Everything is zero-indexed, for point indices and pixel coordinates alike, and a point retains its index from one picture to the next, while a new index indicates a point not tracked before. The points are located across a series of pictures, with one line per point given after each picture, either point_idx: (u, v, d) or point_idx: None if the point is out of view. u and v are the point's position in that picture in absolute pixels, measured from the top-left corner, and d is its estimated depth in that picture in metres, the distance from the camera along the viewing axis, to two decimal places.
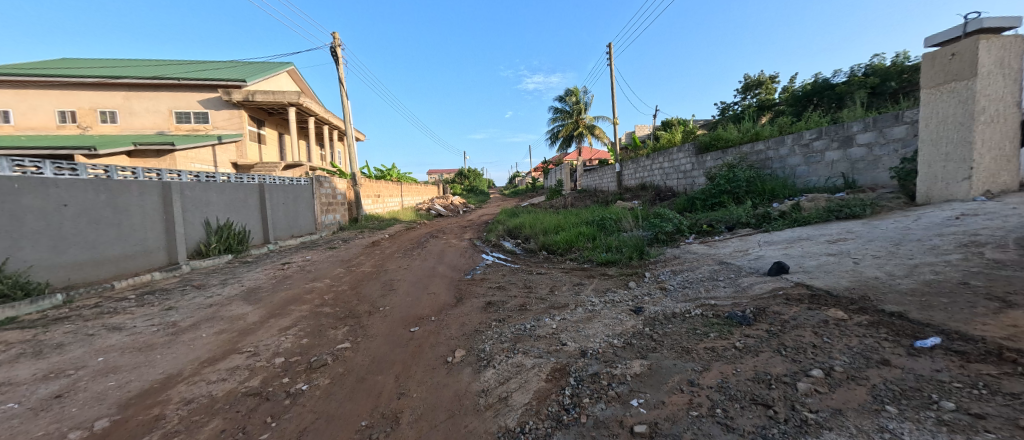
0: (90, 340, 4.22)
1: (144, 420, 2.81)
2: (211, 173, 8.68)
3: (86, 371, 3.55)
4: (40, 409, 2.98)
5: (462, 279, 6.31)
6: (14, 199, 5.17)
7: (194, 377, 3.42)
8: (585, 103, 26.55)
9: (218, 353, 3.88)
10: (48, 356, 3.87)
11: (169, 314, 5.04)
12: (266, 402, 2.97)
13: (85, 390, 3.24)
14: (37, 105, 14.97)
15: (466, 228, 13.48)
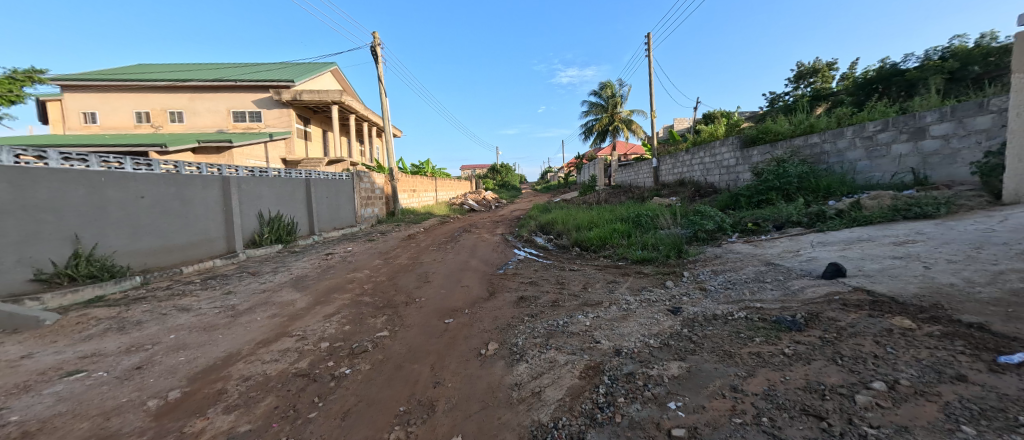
0: (163, 319, 4.58)
1: (210, 392, 3.02)
2: (264, 168, 9.17)
3: (160, 347, 3.86)
4: (124, 378, 3.27)
5: (495, 274, 6.34)
6: (102, 191, 5.68)
7: (251, 356, 3.63)
8: (621, 96, 25.88)
9: (271, 336, 4.10)
10: (129, 332, 4.24)
11: (228, 298, 5.40)
12: (314, 383, 3.11)
13: (161, 363, 3.53)
14: (118, 106, 16.35)
15: (499, 223, 13.53)
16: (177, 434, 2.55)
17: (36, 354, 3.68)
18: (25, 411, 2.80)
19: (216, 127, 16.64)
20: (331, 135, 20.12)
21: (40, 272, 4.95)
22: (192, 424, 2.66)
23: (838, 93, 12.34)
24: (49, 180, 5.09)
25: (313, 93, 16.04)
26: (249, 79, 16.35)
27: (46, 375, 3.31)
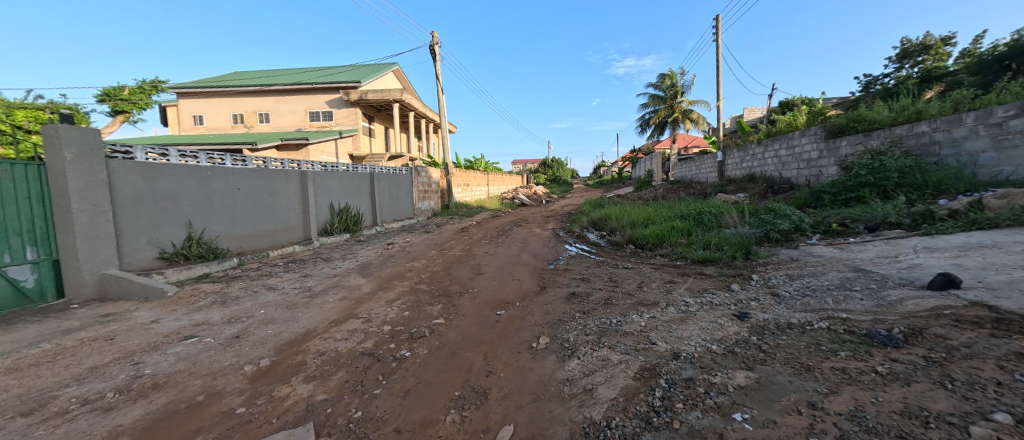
0: (254, 296, 5.08)
1: (292, 363, 3.29)
2: (335, 163, 9.80)
3: (254, 320, 4.29)
4: (226, 345, 3.68)
5: (546, 269, 6.28)
6: (209, 183, 6.39)
7: (326, 333, 3.91)
8: (683, 86, 24.42)
9: (341, 316, 4.38)
10: (230, 305, 4.75)
11: (305, 280, 5.86)
12: (378, 363, 3.26)
13: (254, 334, 3.91)
14: (219, 110, 18.30)
15: (550, 218, 13.43)
16: (265, 397, 2.79)
17: (161, 320, 4.27)
18: (154, 366, 3.26)
19: (297, 126, 18.09)
20: (392, 132, 21.06)
21: (163, 252, 5.68)
22: (277, 389, 2.90)
23: (956, 73, 10.71)
24: (171, 173, 5.82)
25: (378, 93, 16.87)
26: (324, 82, 17.60)
27: (168, 338, 3.82)
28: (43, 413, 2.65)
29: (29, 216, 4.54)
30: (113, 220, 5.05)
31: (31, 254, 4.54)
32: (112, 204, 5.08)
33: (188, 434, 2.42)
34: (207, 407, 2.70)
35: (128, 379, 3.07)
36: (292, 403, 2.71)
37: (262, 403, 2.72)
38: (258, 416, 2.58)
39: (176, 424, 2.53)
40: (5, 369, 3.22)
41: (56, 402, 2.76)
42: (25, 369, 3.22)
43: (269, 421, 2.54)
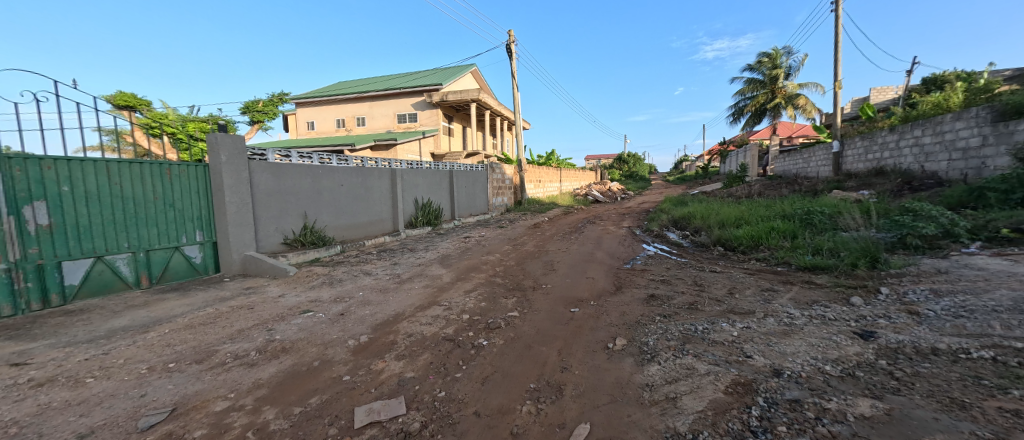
0: (353, 279, 5.61)
1: (386, 341, 3.56)
2: (419, 161, 10.40)
3: (354, 300, 4.74)
4: (334, 320, 4.11)
5: (623, 268, 6.00)
6: (320, 180, 7.18)
7: (413, 317, 4.16)
8: (788, 66, 21.76)
9: (425, 302, 4.64)
10: (336, 286, 5.31)
11: (394, 268, 6.32)
12: (458, 349, 3.37)
13: (355, 313, 4.31)
14: (325, 116, 20.56)
15: (626, 216, 12.87)
16: (364, 369, 3.05)
17: (285, 295, 4.92)
18: (282, 334, 3.77)
19: (386, 128, 19.62)
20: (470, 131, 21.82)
21: (286, 238, 6.53)
22: (374, 363, 3.14)
23: None
24: (292, 172, 6.64)
25: (457, 94, 17.54)
26: (411, 86, 18.83)
27: (292, 310, 4.39)
28: (208, 363, 3.21)
29: (199, 206, 5.51)
30: (251, 210, 5.91)
31: (199, 236, 5.52)
32: (250, 197, 5.94)
33: (307, 393, 2.73)
34: (321, 372, 3.03)
35: (264, 342, 3.58)
36: (386, 377, 2.92)
37: (361, 374, 2.97)
38: (359, 385, 2.83)
39: (299, 383, 2.88)
40: (180, 326, 3.96)
41: (217, 355, 3.33)
42: (192, 327, 3.93)
43: (368, 390, 2.76)
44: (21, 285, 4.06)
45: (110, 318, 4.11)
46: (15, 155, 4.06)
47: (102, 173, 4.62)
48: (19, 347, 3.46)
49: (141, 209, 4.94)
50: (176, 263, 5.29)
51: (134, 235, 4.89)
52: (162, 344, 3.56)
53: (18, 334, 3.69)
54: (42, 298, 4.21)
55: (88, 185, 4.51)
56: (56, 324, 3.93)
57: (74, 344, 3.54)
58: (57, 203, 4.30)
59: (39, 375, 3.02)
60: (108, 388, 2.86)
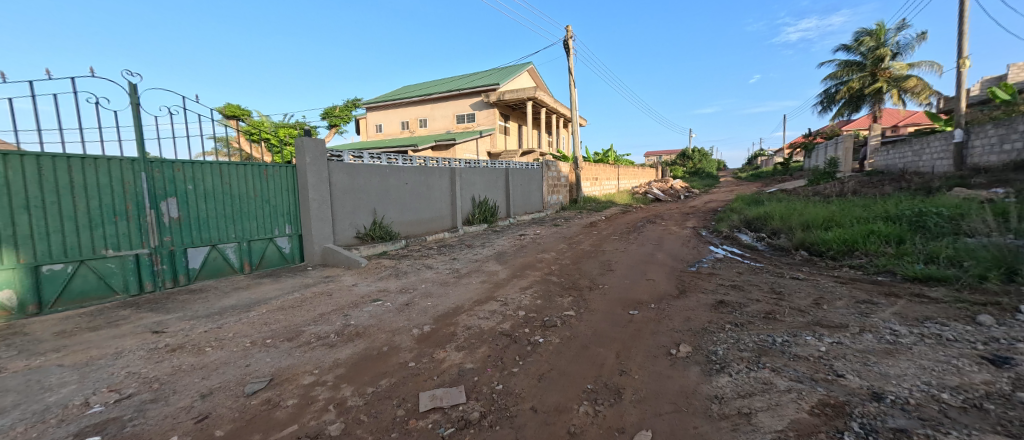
0: (417, 272, 5.91)
1: (447, 332, 3.71)
2: (476, 160, 10.63)
3: (417, 291, 5.00)
4: (400, 310, 4.36)
5: (686, 271, 5.68)
6: (387, 179, 7.61)
7: (471, 310, 4.29)
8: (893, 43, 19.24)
9: (482, 297, 4.76)
10: (401, 278, 5.63)
11: (454, 262, 6.56)
12: (514, 344, 3.42)
13: (419, 303, 4.54)
14: (391, 118, 21.77)
15: (691, 216, 12.17)
16: (427, 357, 3.20)
17: (358, 283, 5.33)
18: (357, 319, 4.09)
19: (446, 129, 20.31)
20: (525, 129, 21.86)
21: (358, 232, 7.02)
22: (436, 352, 3.29)
23: None
24: (364, 171, 7.10)
25: (514, 92, 17.65)
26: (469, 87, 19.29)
27: (363, 298, 4.74)
28: (297, 341, 3.57)
29: (289, 202, 6.13)
30: (329, 206, 6.43)
31: (289, 229, 6.14)
32: (329, 194, 6.46)
33: (378, 375, 2.94)
34: (389, 357, 3.23)
35: (342, 326, 3.91)
36: (447, 367, 3.04)
37: (425, 362, 3.13)
38: (423, 372, 2.98)
39: (371, 365, 3.10)
40: (273, 307, 4.44)
41: (304, 335, 3.69)
42: (283, 309, 4.39)
43: (431, 377, 2.89)
44: (159, 267, 4.78)
45: (222, 297, 4.71)
46: (155, 158, 4.77)
47: (216, 173, 5.30)
48: (156, 317, 4.10)
49: (245, 205, 5.59)
50: (272, 252, 5.94)
51: (240, 227, 5.56)
52: (260, 322, 4.03)
53: (156, 306, 4.38)
54: (173, 278, 4.92)
55: (206, 184, 5.20)
56: (184, 299, 4.60)
57: (197, 317, 4.12)
58: (184, 199, 5.00)
59: (171, 342, 3.56)
60: (222, 356, 3.29)
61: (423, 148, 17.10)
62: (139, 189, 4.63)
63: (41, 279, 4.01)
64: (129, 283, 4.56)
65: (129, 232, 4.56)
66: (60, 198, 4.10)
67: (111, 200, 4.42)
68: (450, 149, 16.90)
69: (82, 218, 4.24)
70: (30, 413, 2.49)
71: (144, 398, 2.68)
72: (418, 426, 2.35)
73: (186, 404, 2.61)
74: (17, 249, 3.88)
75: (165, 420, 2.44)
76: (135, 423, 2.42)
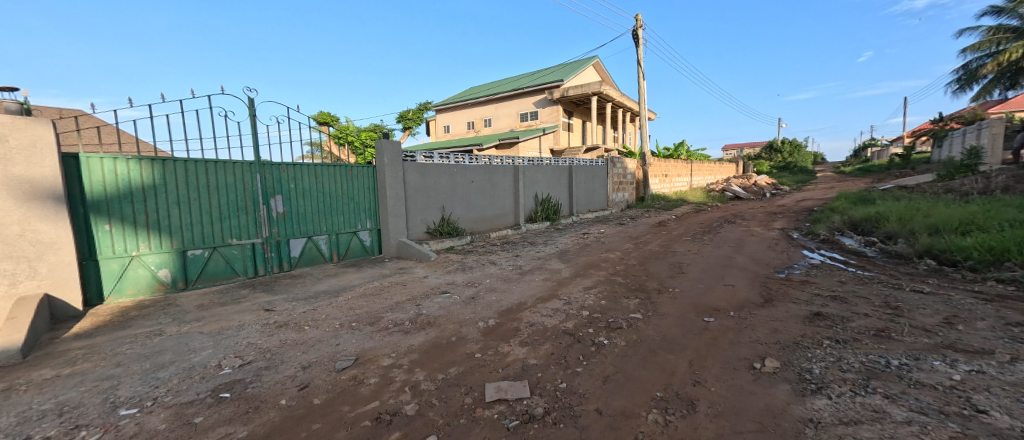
0: (482, 267, 6.13)
1: (511, 327, 3.83)
2: (540, 157, 10.70)
3: (483, 286, 5.20)
4: (467, 303, 4.59)
5: (772, 278, 5.24)
6: (455, 178, 7.96)
7: (534, 307, 4.38)
8: None
9: (545, 295, 4.83)
10: (467, 272, 5.89)
11: (517, 259, 6.69)
12: (578, 344, 3.40)
13: (484, 298, 4.73)
14: (457, 119, 22.61)
15: (777, 216, 11.10)
16: (493, 350, 3.33)
17: (429, 276, 5.68)
18: (428, 309, 4.38)
19: (510, 127, 20.63)
20: (589, 125, 21.42)
21: (429, 228, 7.45)
22: (501, 346, 3.41)
23: None
24: (434, 170, 7.50)
25: (578, 88, 17.52)
26: (533, 84, 19.39)
27: (433, 291, 5.05)
28: (377, 326, 3.92)
29: (370, 200, 6.70)
30: (403, 203, 6.91)
31: (370, 224, 6.71)
32: (403, 192, 6.94)
33: (448, 363, 3.11)
34: (456, 347, 3.42)
35: (414, 315, 4.21)
36: (511, 361, 3.12)
37: (490, 354, 3.26)
38: (489, 364, 3.10)
39: (440, 354, 3.30)
40: (357, 294, 4.92)
41: (383, 322, 4.04)
42: (365, 296, 4.84)
43: (495, 370, 2.99)
44: (269, 254, 5.50)
45: (315, 282, 5.35)
46: (266, 161, 5.48)
47: (312, 174, 5.96)
48: (267, 297, 4.75)
49: (335, 202, 6.21)
50: (356, 245, 6.54)
51: (331, 221, 6.19)
52: (346, 307, 4.48)
53: (267, 288, 5.04)
54: (279, 264, 5.64)
55: (304, 184, 5.87)
56: (287, 283, 5.28)
57: (299, 299, 4.70)
58: (287, 196, 5.69)
59: (279, 319, 4.11)
60: (317, 335, 3.73)
61: (488, 147, 17.52)
62: (255, 187, 5.36)
63: (187, 261, 4.83)
64: (247, 267, 5.32)
65: (247, 223, 5.31)
66: (198, 194, 4.89)
67: (235, 196, 5.19)
68: (514, 147, 17.17)
69: (215, 212, 5.02)
70: (181, 369, 3.03)
71: (258, 365, 3.13)
72: (484, 415, 2.43)
73: (291, 373, 3.00)
74: (170, 236, 4.71)
75: (275, 385, 2.83)
76: (253, 385, 2.84)
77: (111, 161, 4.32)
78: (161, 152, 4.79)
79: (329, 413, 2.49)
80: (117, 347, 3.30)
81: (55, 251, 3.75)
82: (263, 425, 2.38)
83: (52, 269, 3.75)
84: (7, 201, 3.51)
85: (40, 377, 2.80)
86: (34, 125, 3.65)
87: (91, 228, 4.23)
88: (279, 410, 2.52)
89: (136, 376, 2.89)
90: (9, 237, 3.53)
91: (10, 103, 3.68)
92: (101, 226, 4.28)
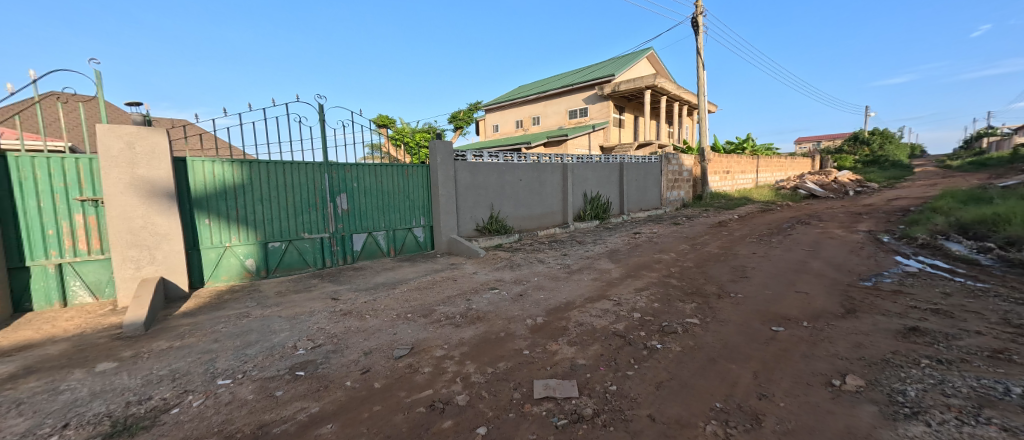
0: (530, 265, 6.22)
1: (559, 326, 3.89)
2: (590, 155, 10.58)
3: (531, 284, 5.30)
4: (515, 300, 4.71)
5: (854, 286, 4.82)
6: (504, 176, 8.11)
7: (583, 307, 4.40)
8: None
9: (594, 295, 4.82)
10: (516, 270, 6.02)
11: (564, 258, 6.70)
12: (629, 346, 3.38)
13: (532, 296, 4.82)
14: (506, 118, 22.91)
15: (863, 217, 10.05)
16: (541, 348, 3.41)
17: (478, 272, 5.87)
18: (478, 304, 4.56)
19: (558, 125, 20.55)
20: (642, 121, 20.74)
21: (477, 225, 7.66)
22: (549, 344, 3.48)
23: None
24: (484, 169, 7.70)
25: (630, 81, 17.03)
26: (583, 80, 19.15)
27: (482, 286, 5.22)
28: (430, 318, 4.15)
29: (424, 198, 7.02)
30: (454, 201, 7.18)
31: (423, 221, 7.04)
32: (455, 190, 7.20)
33: (497, 358, 3.24)
34: (505, 342, 3.54)
35: (465, 309, 4.39)
36: (560, 359, 3.18)
37: (538, 352, 3.34)
38: (537, 361, 3.18)
39: (490, 348, 3.43)
40: (411, 287, 5.21)
41: (436, 314, 4.27)
42: (419, 289, 5.12)
43: (544, 367, 3.07)
44: (335, 248, 5.97)
45: (374, 274, 5.72)
46: (334, 162, 5.93)
47: (373, 173, 6.35)
48: (333, 286, 5.17)
49: (393, 200, 6.59)
50: (411, 241, 6.89)
51: (388, 218, 6.58)
52: (403, 299, 4.77)
53: (335, 280, 5.45)
54: (344, 257, 6.10)
55: (366, 183, 6.28)
56: (351, 274, 5.69)
57: (361, 290, 5.08)
58: (351, 194, 6.13)
59: (344, 308, 4.46)
60: (377, 324, 4.01)
61: (536, 146, 17.61)
62: (324, 186, 5.82)
63: (268, 252, 5.38)
64: (316, 259, 5.81)
65: (317, 219, 5.79)
66: (277, 193, 5.41)
67: (307, 195, 5.67)
68: (563, 144, 17.10)
69: (291, 208, 5.54)
70: (264, 348, 3.40)
71: (327, 348, 3.46)
72: (532, 411, 2.50)
73: (354, 358, 3.28)
74: (254, 230, 5.27)
75: (341, 368, 3.11)
76: (323, 366, 3.13)
77: (208, 164, 4.89)
78: (248, 155, 5.36)
79: (388, 397, 2.69)
80: (214, 325, 3.78)
81: (169, 242, 4.35)
82: (331, 403, 2.63)
83: (166, 256, 4.35)
84: (133, 198, 4.14)
85: (156, 347, 3.28)
86: (154, 134, 4.25)
87: (194, 222, 4.83)
88: (345, 391, 2.77)
89: (229, 351, 3.30)
90: (134, 228, 4.15)
91: (136, 115, 4.30)
92: (202, 220, 4.89)
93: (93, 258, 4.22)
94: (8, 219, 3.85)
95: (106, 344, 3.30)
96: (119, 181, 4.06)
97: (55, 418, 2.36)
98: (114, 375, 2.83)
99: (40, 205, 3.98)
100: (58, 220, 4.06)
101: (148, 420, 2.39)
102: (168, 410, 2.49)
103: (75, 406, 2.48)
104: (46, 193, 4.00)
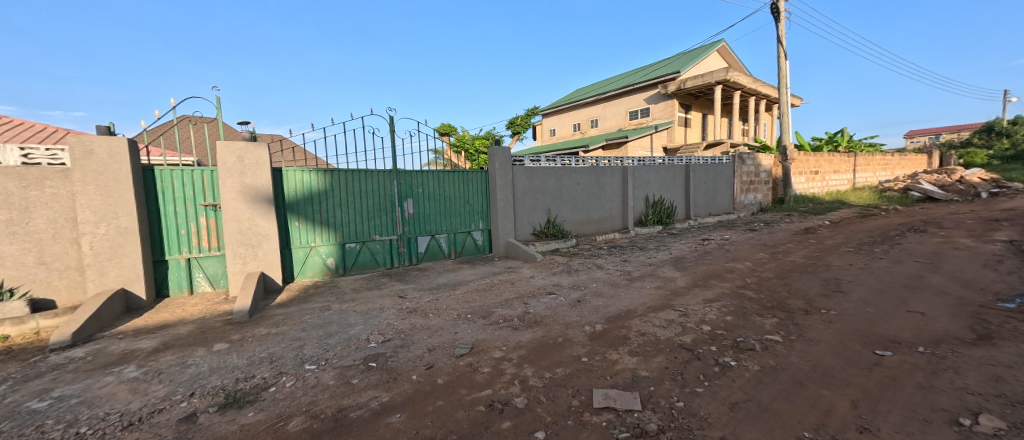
0: (588, 271, 6.20)
1: (619, 334, 3.86)
2: (653, 157, 10.25)
3: (589, 290, 5.28)
4: (573, 305, 4.73)
5: (988, 309, 4.18)
6: (561, 180, 8.14)
7: (645, 316, 4.31)
8: None
9: (657, 304, 4.70)
10: (573, 275, 6.03)
11: (625, 264, 6.59)
12: (698, 361, 3.27)
13: (590, 302, 4.81)
14: (564, 121, 22.93)
15: (999, 225, 8.58)
16: (600, 356, 3.42)
17: (535, 276, 5.98)
18: (535, 308, 4.65)
19: (617, 126, 20.15)
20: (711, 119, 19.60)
21: (534, 229, 7.77)
22: (609, 353, 3.47)
23: None
24: (542, 173, 7.80)
25: (697, 78, 16.24)
26: (645, 79, 18.58)
27: (539, 290, 5.31)
28: (489, 320, 4.32)
29: (482, 202, 7.26)
30: (512, 206, 7.36)
31: (481, 225, 7.28)
32: (512, 194, 7.38)
33: (555, 363, 3.30)
34: (564, 348, 3.59)
35: (522, 312, 4.51)
36: (621, 369, 3.17)
37: (598, 360, 3.35)
38: (597, 369, 3.20)
39: (549, 353, 3.51)
40: (471, 288, 5.43)
41: (495, 316, 4.42)
42: (479, 291, 5.33)
43: (604, 376, 3.08)
44: (401, 249, 6.38)
45: (438, 275, 6.04)
46: (402, 169, 6.36)
47: (436, 179, 6.70)
48: (401, 285, 5.54)
49: (453, 204, 6.91)
50: (470, 244, 7.16)
51: (449, 222, 6.89)
52: (463, 299, 5.00)
53: (406, 280, 5.82)
54: (409, 259, 6.49)
55: (430, 188, 6.64)
56: (416, 274, 6.06)
57: (425, 289, 5.40)
58: (416, 199, 6.52)
59: (410, 305, 4.78)
60: (439, 322, 4.26)
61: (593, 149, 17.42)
62: (393, 192, 6.26)
63: (345, 252, 5.91)
64: (386, 259, 6.25)
65: (387, 222, 6.23)
66: (353, 197, 5.91)
67: (378, 199, 6.13)
68: (621, 147, 16.73)
69: (365, 212, 6.03)
70: (343, 339, 3.76)
71: (395, 342, 3.74)
72: (593, 420, 2.53)
73: (420, 353, 3.51)
74: (334, 232, 5.80)
75: (409, 362, 3.35)
76: (392, 359, 3.40)
77: (298, 173, 5.49)
78: (330, 164, 5.94)
79: (451, 393, 2.87)
80: (303, 316, 4.26)
81: (268, 241, 4.95)
82: (400, 394, 2.85)
83: (266, 254, 4.96)
84: (242, 204, 4.79)
85: (257, 333, 3.76)
86: (258, 149, 4.87)
87: (286, 225, 5.44)
88: (412, 384, 2.99)
89: (314, 339, 3.70)
90: (243, 229, 4.80)
91: (245, 132, 4.94)
92: (293, 222, 5.50)
93: (212, 254, 4.93)
94: (152, 220, 4.60)
95: (220, 327, 3.85)
96: (231, 189, 4.72)
97: (185, 388, 2.81)
98: (226, 355, 3.30)
99: (175, 209, 4.71)
100: (187, 222, 4.79)
101: (253, 395, 2.77)
102: (268, 388, 2.86)
103: (199, 378, 2.93)
104: (180, 200, 4.74)
